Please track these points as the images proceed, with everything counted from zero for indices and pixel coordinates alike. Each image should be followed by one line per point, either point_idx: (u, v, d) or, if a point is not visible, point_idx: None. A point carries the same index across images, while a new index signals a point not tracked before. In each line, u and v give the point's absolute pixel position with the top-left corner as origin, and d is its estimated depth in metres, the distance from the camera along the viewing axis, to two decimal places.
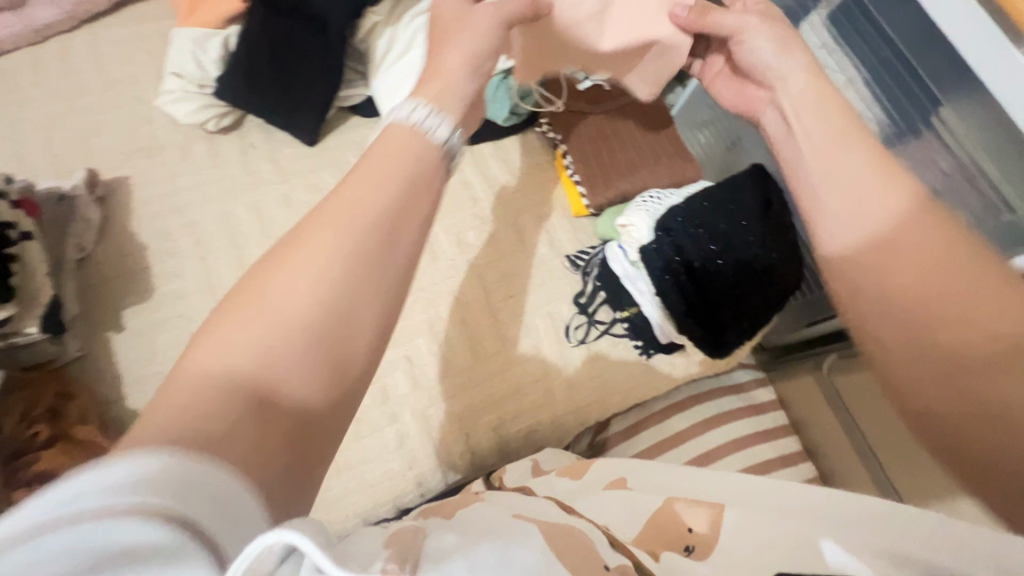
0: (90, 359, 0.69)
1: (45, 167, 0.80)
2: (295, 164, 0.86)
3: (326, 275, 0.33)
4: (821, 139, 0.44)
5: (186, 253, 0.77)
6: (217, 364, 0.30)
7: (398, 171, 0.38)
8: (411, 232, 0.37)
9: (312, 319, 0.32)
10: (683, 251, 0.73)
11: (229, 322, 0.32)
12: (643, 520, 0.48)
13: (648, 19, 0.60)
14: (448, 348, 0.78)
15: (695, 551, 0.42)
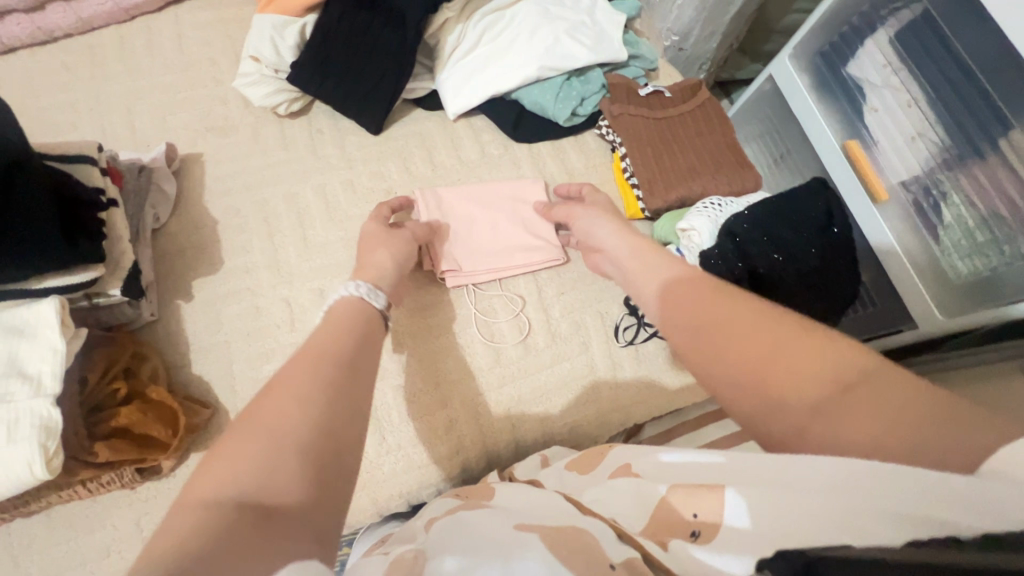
0: (161, 323, 0.72)
1: (125, 139, 0.83)
2: (361, 151, 0.88)
3: (281, 421, 0.41)
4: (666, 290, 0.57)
5: (254, 229, 0.79)
6: (210, 502, 0.36)
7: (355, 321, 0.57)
8: (355, 359, 0.50)
9: (278, 447, 0.40)
10: (748, 257, 0.71)
11: (212, 472, 0.38)
12: (651, 511, 0.47)
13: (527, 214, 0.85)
14: (497, 340, 0.80)
15: (702, 535, 0.41)
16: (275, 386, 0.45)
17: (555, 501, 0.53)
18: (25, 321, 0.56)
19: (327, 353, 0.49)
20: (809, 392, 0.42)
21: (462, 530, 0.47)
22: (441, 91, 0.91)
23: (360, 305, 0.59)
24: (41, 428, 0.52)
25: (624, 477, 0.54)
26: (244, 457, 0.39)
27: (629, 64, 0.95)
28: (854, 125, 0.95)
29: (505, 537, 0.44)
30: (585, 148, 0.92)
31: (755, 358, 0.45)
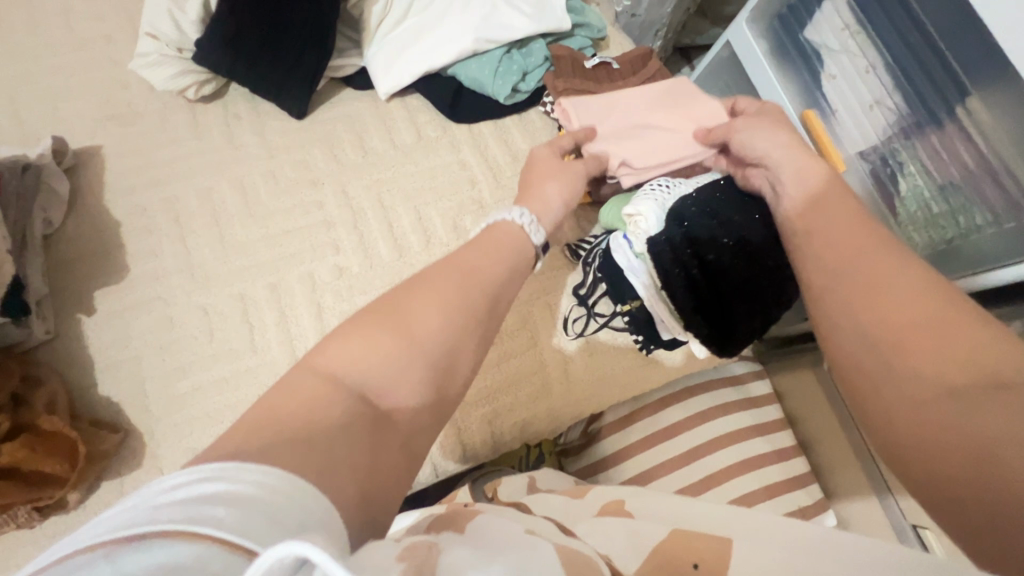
0: (60, 342, 0.65)
1: (7, 134, 0.74)
2: (283, 139, 0.80)
3: (433, 331, 0.41)
4: (805, 182, 0.53)
5: (163, 230, 0.72)
6: (336, 367, 0.37)
7: (508, 245, 0.53)
8: (506, 300, 0.49)
9: (423, 348, 0.40)
10: (696, 242, 0.68)
11: (358, 334, 0.39)
12: (648, 551, 0.40)
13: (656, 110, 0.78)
14: None
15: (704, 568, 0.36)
16: (421, 294, 0.43)
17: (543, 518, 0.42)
18: None
19: (472, 273, 0.47)
20: (930, 354, 0.38)
21: (469, 536, 0.35)
22: (370, 69, 0.83)
23: (522, 226, 0.56)
24: None
25: (617, 516, 0.49)
26: (375, 353, 0.38)
27: (575, 34, 0.87)
28: (812, 94, 0.89)
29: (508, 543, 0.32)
30: (530, 127, 0.85)
31: (880, 294, 0.42)
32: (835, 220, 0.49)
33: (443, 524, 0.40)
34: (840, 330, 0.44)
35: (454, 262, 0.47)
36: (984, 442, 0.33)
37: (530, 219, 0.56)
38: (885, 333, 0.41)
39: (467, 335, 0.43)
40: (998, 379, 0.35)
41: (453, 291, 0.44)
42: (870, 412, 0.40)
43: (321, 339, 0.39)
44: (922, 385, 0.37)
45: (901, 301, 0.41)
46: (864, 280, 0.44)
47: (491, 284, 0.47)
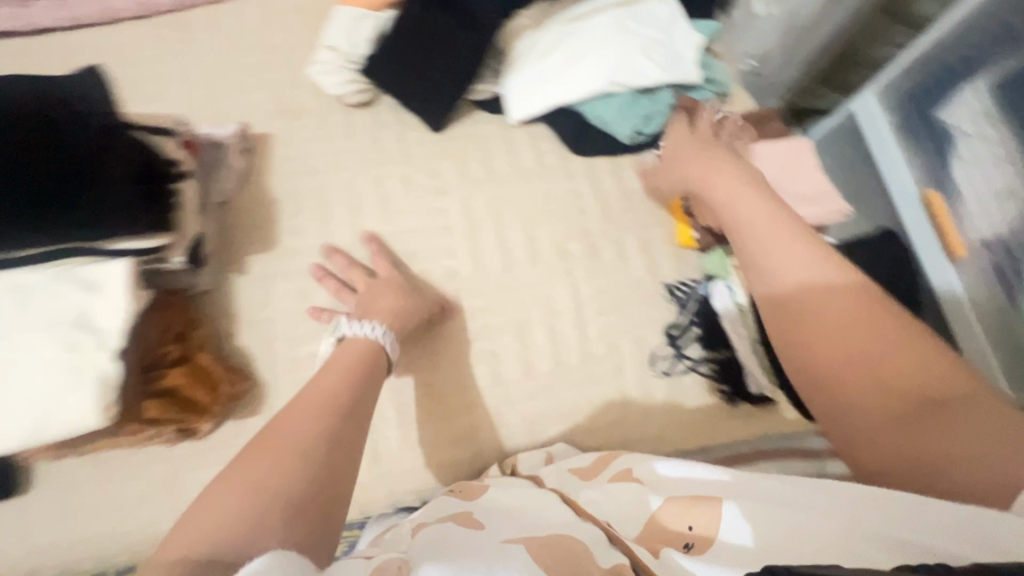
0: (216, 293, 0.75)
1: (205, 115, 0.88)
2: (421, 148, 0.89)
3: (294, 482, 0.50)
4: (783, 251, 0.66)
5: (311, 213, 0.82)
6: (190, 546, 0.44)
7: (336, 375, 0.63)
8: (359, 444, 0.57)
9: (285, 500, 0.48)
10: None
11: (203, 510, 0.47)
12: (644, 522, 0.56)
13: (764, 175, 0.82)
14: (529, 352, 0.79)
15: (694, 546, 0.49)
16: (281, 438, 0.54)
17: (545, 500, 0.60)
18: (99, 278, 0.60)
19: (318, 408, 0.58)
20: (886, 389, 0.53)
21: (444, 544, 0.49)
22: (505, 96, 0.90)
23: (366, 344, 0.69)
24: (100, 380, 0.55)
25: (625, 479, 0.63)
26: (225, 504, 0.47)
27: (702, 87, 0.92)
28: (936, 173, 0.88)
29: (491, 547, 0.48)
30: (644, 168, 0.90)
31: (850, 349, 0.57)
32: (797, 283, 0.64)
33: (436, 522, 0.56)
34: (815, 377, 0.59)
35: (301, 404, 0.58)
36: (935, 443, 0.48)
37: (380, 334, 0.70)
38: (842, 384, 0.56)
39: (327, 465, 0.53)
40: (936, 395, 0.51)
41: (292, 442, 0.53)
42: (843, 440, 0.56)
43: (176, 524, 0.47)
44: (885, 412, 0.53)
45: (845, 345, 0.57)
46: (837, 329, 0.59)
47: (353, 422, 0.59)
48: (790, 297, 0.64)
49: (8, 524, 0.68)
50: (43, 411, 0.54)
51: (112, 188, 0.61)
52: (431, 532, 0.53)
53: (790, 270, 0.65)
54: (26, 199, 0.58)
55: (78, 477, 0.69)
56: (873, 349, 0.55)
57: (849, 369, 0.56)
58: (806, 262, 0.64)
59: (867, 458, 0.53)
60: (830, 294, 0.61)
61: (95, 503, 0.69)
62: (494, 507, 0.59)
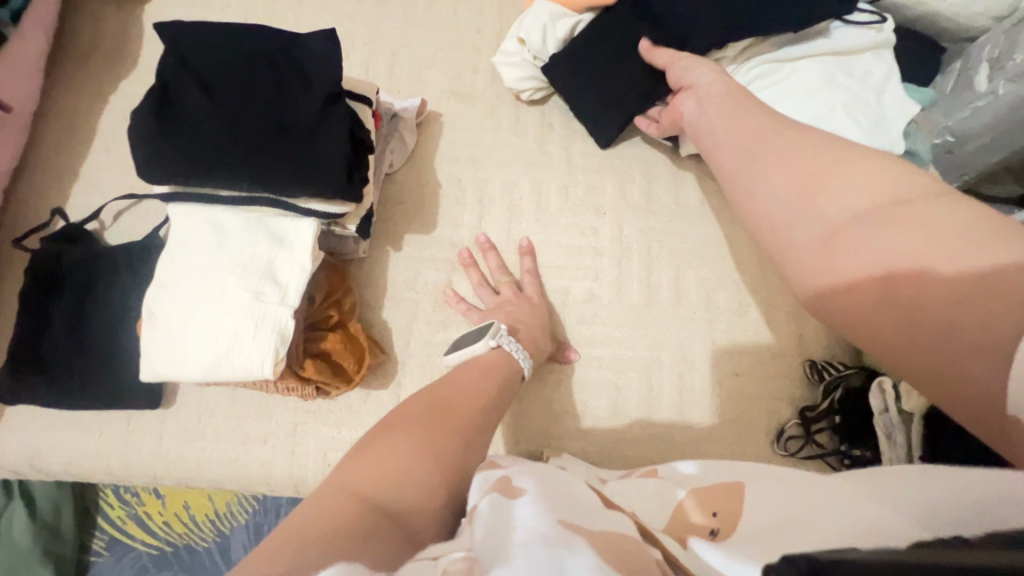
0: (369, 263, 0.77)
1: (385, 82, 0.90)
2: (585, 160, 0.87)
3: (452, 451, 0.52)
4: (732, 139, 0.57)
5: (468, 203, 0.82)
6: (358, 485, 0.45)
7: (488, 368, 0.65)
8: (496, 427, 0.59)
9: (444, 466, 0.50)
10: None
11: (369, 454, 0.49)
12: (671, 512, 0.51)
13: None
14: (653, 394, 0.77)
15: (718, 534, 0.46)
16: (437, 410, 0.55)
17: (577, 481, 0.51)
18: (289, 233, 0.62)
19: (469, 394, 0.60)
20: (926, 291, 0.40)
21: (504, 540, 0.40)
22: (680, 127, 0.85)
23: (503, 355, 0.68)
24: (278, 333, 0.57)
25: (652, 477, 0.58)
26: (386, 454, 0.49)
27: (899, 159, 0.84)
28: None
29: (552, 527, 0.41)
30: None
31: (808, 213, 0.48)
32: (732, 154, 0.56)
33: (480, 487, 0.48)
34: (832, 314, 0.47)
35: (451, 386, 0.60)
36: (979, 342, 0.37)
37: (516, 347, 0.69)
38: (865, 309, 0.44)
39: (471, 442, 0.54)
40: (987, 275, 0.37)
41: (452, 418, 0.55)
42: (904, 373, 0.43)
43: (331, 473, 0.47)
44: (914, 332, 0.41)
45: (872, 250, 0.43)
46: (835, 235, 0.46)
47: (492, 410, 0.60)
48: (729, 178, 0.55)
49: (148, 431, 0.73)
50: (224, 350, 0.57)
51: (320, 146, 0.61)
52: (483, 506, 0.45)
53: (729, 135, 0.57)
54: (244, 144, 0.59)
55: (214, 402, 0.74)
56: (872, 246, 0.43)
57: (852, 283, 0.45)
58: (742, 137, 0.56)
59: (940, 397, 0.41)
60: (765, 164, 0.51)
61: (223, 432, 0.73)
62: (535, 470, 0.50)
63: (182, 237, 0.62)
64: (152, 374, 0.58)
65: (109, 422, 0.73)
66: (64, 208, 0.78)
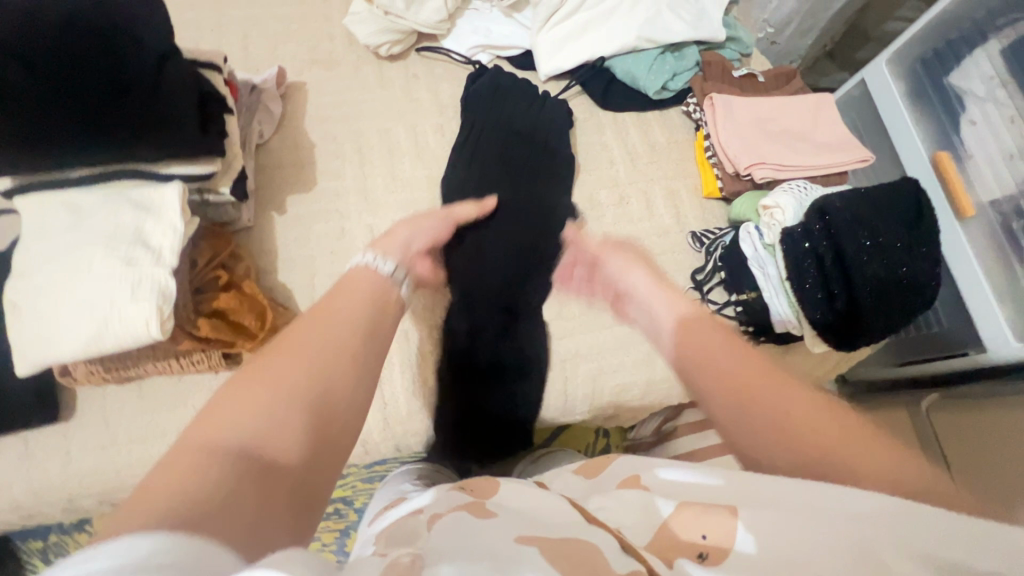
0: (256, 231, 0.77)
1: (239, 60, 0.89)
2: (454, 100, 0.91)
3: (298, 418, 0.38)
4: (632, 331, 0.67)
5: (348, 158, 0.83)
6: (182, 471, 0.32)
7: (365, 292, 0.51)
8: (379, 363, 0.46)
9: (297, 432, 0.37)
10: (839, 246, 0.71)
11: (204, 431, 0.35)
12: (653, 533, 0.42)
13: (811, 139, 0.84)
14: (561, 293, 0.81)
15: (710, 556, 0.38)
16: (257, 420, 0.37)
17: (556, 500, 0.47)
18: (153, 200, 0.61)
19: (338, 317, 0.46)
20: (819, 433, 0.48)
21: (442, 540, 0.38)
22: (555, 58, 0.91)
23: (376, 275, 0.54)
24: (160, 293, 0.57)
25: (633, 486, 0.47)
26: (201, 489, 0.31)
27: (725, 46, 0.96)
28: (948, 136, 0.95)
29: (503, 549, 0.36)
30: (670, 123, 0.92)
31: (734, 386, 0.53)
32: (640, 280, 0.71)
33: (446, 514, 0.44)
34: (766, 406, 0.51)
35: (317, 317, 0.46)
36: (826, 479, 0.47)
37: (372, 256, 0.55)
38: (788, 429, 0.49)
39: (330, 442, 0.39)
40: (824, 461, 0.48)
41: (306, 356, 0.41)
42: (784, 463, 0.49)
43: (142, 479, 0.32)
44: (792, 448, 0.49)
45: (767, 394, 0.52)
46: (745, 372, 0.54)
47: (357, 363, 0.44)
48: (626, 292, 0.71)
49: (50, 449, 0.68)
50: (102, 320, 0.55)
51: (163, 102, 0.60)
52: (440, 525, 0.42)
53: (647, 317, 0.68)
54: (68, 112, 0.56)
55: (119, 401, 0.70)
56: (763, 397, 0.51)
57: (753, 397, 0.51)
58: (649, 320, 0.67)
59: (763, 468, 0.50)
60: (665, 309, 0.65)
61: (134, 431, 0.69)
62: (505, 499, 0.47)
63: (34, 225, 0.59)
64: (32, 364, 0.56)
65: (4, 449, 0.67)
66: None
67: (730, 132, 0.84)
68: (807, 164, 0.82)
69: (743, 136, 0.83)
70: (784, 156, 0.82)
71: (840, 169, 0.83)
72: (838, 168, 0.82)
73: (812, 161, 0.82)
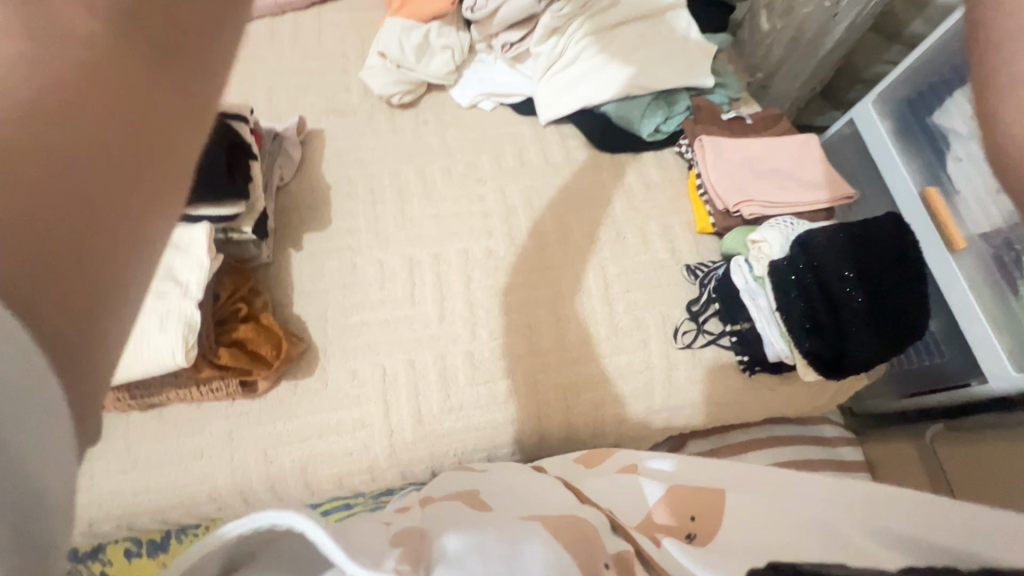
0: (275, 266, 0.82)
1: (264, 110, 0.97)
2: (461, 143, 0.97)
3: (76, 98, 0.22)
4: None
5: (361, 198, 0.89)
6: None
7: None
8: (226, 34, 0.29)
9: (100, 160, 0.22)
10: (824, 278, 0.75)
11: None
12: (646, 512, 0.59)
13: (800, 177, 0.89)
14: (562, 321, 0.84)
15: (695, 537, 0.56)
16: (37, 37, 0.21)
17: (554, 484, 0.59)
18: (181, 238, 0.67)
19: None
20: None
21: (435, 520, 0.48)
22: (548, 102, 0.99)
23: None
24: (185, 322, 0.62)
25: (625, 476, 0.62)
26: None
27: (715, 91, 1.02)
28: (935, 172, 0.98)
29: (510, 521, 0.46)
30: (664, 163, 0.97)
31: None
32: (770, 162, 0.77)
33: (446, 500, 0.55)
34: None
35: None
36: None
37: None
38: None
39: (98, 233, 0.21)
40: None
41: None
42: None
43: None
44: None
45: None
46: None
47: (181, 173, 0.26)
48: None
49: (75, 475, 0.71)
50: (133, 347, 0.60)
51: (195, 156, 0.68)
52: (442, 508, 0.52)
53: None
54: None
55: (140, 429, 0.73)
56: None
57: None
58: None
59: None
60: None
61: (153, 455, 0.72)
62: (499, 488, 0.58)
63: None
64: None
65: None
66: None
67: (720, 172, 0.89)
68: (794, 202, 0.87)
69: (732, 176, 0.88)
70: (771, 194, 0.87)
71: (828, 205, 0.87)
72: (825, 205, 0.87)
73: (800, 199, 0.87)
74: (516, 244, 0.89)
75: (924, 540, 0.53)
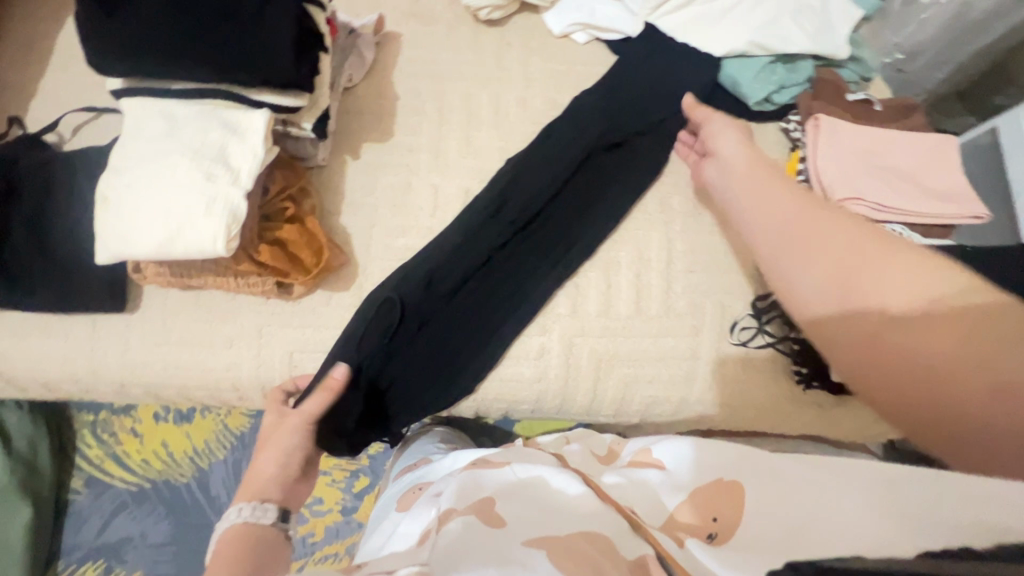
0: (329, 170, 0.79)
1: (344, 3, 0.90)
2: (543, 75, 0.88)
3: None
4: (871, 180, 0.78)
5: (427, 116, 0.83)
6: None
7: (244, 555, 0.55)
8: None
9: None
10: None
11: None
12: (663, 518, 0.54)
13: (922, 184, 0.77)
14: (612, 291, 0.78)
15: (717, 537, 0.49)
16: None
17: (571, 485, 0.58)
18: (239, 122, 0.63)
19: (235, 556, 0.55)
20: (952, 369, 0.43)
21: (444, 557, 0.48)
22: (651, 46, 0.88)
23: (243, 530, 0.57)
24: (230, 213, 0.59)
25: (648, 476, 0.59)
26: None
27: (845, 65, 0.88)
28: None
29: (510, 549, 0.48)
30: (765, 138, 0.86)
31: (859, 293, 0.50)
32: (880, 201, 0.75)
33: (459, 515, 0.54)
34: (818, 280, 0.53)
35: None
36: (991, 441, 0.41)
37: (251, 508, 0.59)
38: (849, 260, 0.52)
39: None
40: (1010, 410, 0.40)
41: None
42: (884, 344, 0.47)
43: None
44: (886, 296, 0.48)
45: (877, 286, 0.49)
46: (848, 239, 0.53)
47: None
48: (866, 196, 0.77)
49: (113, 336, 0.73)
50: (177, 228, 0.58)
51: (265, 33, 0.62)
52: (454, 529, 0.52)
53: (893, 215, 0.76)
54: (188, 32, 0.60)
55: (175, 306, 0.74)
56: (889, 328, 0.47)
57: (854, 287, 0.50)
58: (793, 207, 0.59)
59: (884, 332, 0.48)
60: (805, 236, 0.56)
61: (185, 335, 0.73)
62: (516, 494, 0.57)
63: (134, 126, 0.63)
64: (109, 255, 0.60)
65: (75, 328, 0.73)
66: (21, 118, 0.79)
67: (829, 160, 0.77)
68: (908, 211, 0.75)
69: (843, 167, 0.77)
70: (883, 197, 0.75)
71: (946, 222, 0.76)
72: (944, 221, 0.75)
73: (917, 209, 0.75)
74: (580, 198, 0.82)
75: (932, 520, 0.38)
